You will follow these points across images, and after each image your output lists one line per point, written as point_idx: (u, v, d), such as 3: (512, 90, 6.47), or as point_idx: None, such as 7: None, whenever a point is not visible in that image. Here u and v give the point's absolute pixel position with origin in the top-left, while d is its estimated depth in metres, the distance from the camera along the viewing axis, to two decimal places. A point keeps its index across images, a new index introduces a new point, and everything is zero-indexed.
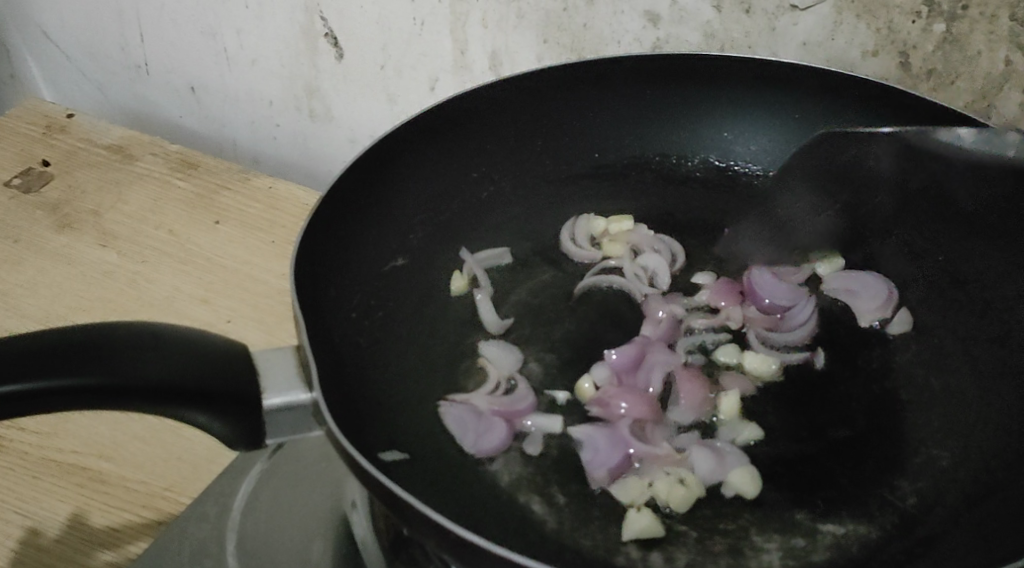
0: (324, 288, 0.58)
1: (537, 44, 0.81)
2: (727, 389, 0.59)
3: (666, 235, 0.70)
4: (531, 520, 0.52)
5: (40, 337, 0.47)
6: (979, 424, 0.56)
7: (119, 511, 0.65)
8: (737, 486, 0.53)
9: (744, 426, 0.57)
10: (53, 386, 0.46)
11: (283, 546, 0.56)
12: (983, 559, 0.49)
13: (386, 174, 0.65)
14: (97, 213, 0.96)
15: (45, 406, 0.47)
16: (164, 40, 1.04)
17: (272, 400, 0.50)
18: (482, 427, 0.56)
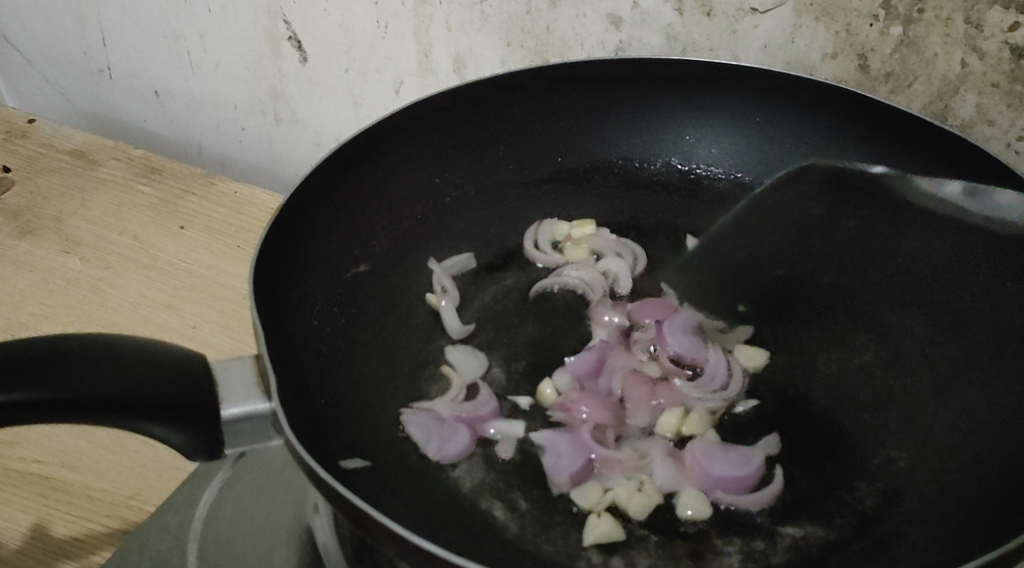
0: (284, 296, 0.58)
1: (500, 47, 0.81)
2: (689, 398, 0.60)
3: (629, 238, 0.70)
4: (493, 525, 0.52)
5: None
6: (937, 425, 0.56)
7: (83, 521, 0.64)
8: (693, 501, 0.53)
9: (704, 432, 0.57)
10: (6, 401, 0.46)
11: (246, 555, 0.56)
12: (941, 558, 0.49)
13: (347, 181, 0.65)
14: (60, 219, 0.95)
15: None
16: (127, 44, 1.03)
17: (230, 410, 0.49)
18: (444, 434, 0.56)
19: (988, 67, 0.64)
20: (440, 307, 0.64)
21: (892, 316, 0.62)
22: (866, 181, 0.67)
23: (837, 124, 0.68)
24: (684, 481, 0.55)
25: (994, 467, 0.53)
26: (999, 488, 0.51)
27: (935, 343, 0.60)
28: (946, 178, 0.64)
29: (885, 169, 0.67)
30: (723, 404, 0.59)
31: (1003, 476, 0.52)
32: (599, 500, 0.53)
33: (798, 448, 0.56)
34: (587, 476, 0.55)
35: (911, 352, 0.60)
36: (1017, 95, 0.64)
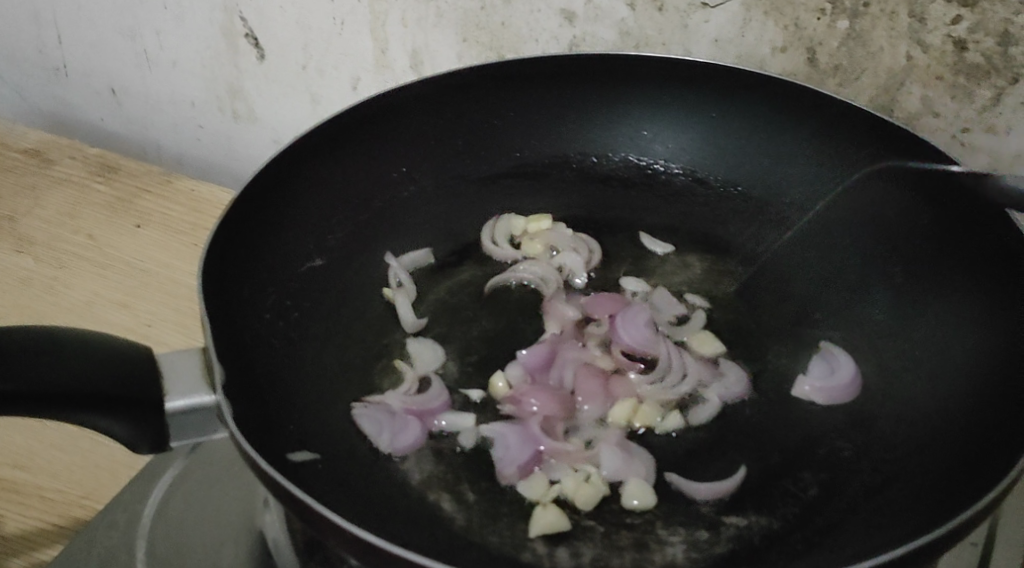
0: (234, 289, 0.58)
1: (456, 43, 0.82)
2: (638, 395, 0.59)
3: (585, 234, 0.69)
4: (440, 517, 0.52)
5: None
6: (882, 418, 0.56)
7: (34, 521, 0.64)
8: (637, 495, 0.53)
9: (660, 419, 0.58)
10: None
11: (193, 552, 0.55)
12: (881, 543, 0.49)
13: (302, 177, 0.65)
14: (13, 218, 0.94)
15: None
16: (82, 41, 1.02)
17: (175, 402, 0.49)
18: (395, 427, 0.56)
19: (933, 60, 0.65)
20: (396, 301, 0.64)
21: (843, 308, 0.63)
22: (818, 173, 0.68)
23: (787, 119, 0.69)
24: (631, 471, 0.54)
25: (935, 454, 0.52)
26: (942, 470, 0.51)
27: (883, 338, 0.60)
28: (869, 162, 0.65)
29: (837, 161, 0.67)
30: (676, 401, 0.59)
31: (946, 459, 0.52)
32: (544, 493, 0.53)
33: (746, 443, 0.56)
34: (533, 470, 0.54)
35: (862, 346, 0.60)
36: (961, 87, 0.65)
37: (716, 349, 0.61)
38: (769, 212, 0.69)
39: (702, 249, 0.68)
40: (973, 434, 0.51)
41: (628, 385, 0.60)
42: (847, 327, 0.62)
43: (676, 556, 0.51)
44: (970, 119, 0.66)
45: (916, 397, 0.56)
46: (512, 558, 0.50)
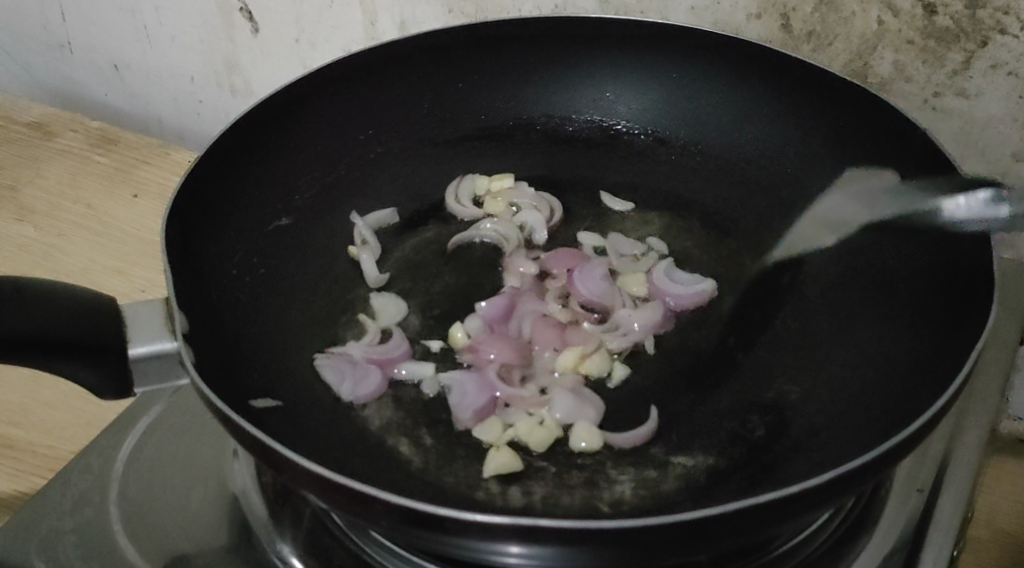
0: (201, 244, 0.59)
1: (442, 14, 0.83)
2: (593, 343, 0.61)
3: (547, 192, 0.72)
4: (397, 459, 0.53)
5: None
6: (829, 359, 0.57)
7: (25, 475, 0.66)
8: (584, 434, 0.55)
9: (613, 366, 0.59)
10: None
11: (163, 495, 0.57)
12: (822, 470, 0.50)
13: (271, 138, 0.67)
14: (14, 187, 0.96)
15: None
16: (84, 18, 1.04)
17: (136, 349, 0.49)
18: (357, 375, 0.58)
19: (903, 24, 0.66)
20: (360, 258, 0.66)
21: (800, 261, 0.64)
22: (774, 132, 0.71)
23: (742, 80, 0.71)
24: (582, 412, 0.56)
25: (878, 393, 0.54)
26: (883, 405, 0.53)
27: (833, 287, 0.61)
28: (795, 102, 0.69)
29: (794, 120, 0.70)
30: (630, 348, 0.61)
31: (887, 396, 0.53)
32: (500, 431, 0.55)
33: (697, 387, 0.57)
34: (488, 413, 0.56)
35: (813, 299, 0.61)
36: (931, 51, 0.66)
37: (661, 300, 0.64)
38: (729, 169, 0.72)
39: (664, 209, 0.71)
40: (914, 364, 0.53)
41: (585, 334, 0.62)
42: (795, 277, 0.63)
43: (623, 494, 0.52)
44: (942, 83, 0.67)
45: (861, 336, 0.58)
46: (465, 497, 0.52)
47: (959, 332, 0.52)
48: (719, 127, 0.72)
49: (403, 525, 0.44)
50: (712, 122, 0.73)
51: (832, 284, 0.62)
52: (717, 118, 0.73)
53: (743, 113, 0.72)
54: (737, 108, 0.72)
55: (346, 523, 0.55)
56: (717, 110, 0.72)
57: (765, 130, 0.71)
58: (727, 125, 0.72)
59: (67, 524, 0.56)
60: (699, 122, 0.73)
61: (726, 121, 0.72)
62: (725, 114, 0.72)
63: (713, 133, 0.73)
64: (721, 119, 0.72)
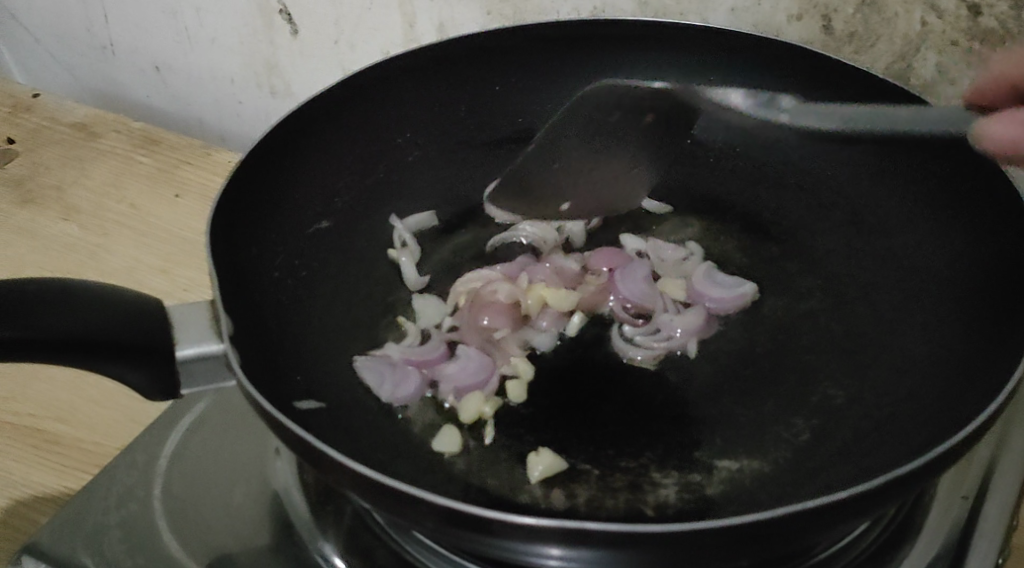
0: (244, 246, 0.59)
1: (481, 16, 0.84)
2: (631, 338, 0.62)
3: None
4: (441, 460, 0.54)
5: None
6: (873, 363, 0.58)
7: (72, 470, 0.67)
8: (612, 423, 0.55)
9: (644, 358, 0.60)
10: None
11: (208, 492, 0.58)
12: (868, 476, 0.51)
13: (310, 141, 0.67)
14: (61, 188, 0.98)
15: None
16: (128, 21, 1.06)
17: (184, 351, 0.50)
18: (395, 376, 0.58)
19: (948, 25, 0.65)
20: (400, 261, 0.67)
21: (841, 264, 0.65)
22: (817, 134, 0.70)
23: (781, 82, 0.71)
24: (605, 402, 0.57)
25: (922, 397, 0.54)
26: (928, 413, 0.53)
27: (877, 290, 0.62)
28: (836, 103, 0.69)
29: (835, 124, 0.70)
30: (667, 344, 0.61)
31: (931, 404, 0.53)
32: (533, 427, 0.56)
33: (739, 391, 0.57)
34: (473, 391, 0.58)
35: (857, 298, 0.62)
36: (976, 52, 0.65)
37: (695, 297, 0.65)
38: (767, 171, 0.71)
39: (704, 210, 0.71)
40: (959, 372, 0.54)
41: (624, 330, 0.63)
42: (836, 279, 0.64)
43: (669, 499, 0.52)
44: None
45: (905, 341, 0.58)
46: (508, 499, 0.52)
47: (1006, 344, 0.52)
48: (759, 130, 0.72)
49: (448, 525, 0.44)
50: (752, 125, 0.72)
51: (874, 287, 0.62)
52: None
53: (783, 115, 0.71)
54: (777, 110, 0.71)
55: (388, 522, 0.56)
56: None
57: (805, 135, 0.70)
58: (768, 128, 0.72)
59: (112, 519, 0.56)
60: (738, 123, 0.72)
61: None
62: None
63: (754, 136, 0.72)
64: (761, 122, 0.72)
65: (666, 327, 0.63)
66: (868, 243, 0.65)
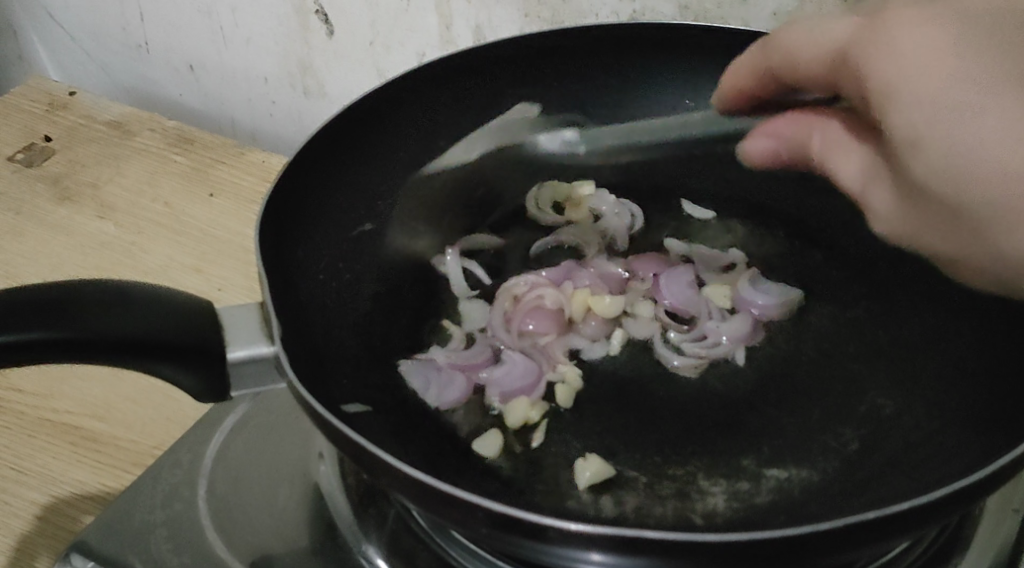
0: (290, 249, 0.60)
1: (518, 18, 0.83)
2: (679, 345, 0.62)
3: (627, 200, 0.72)
4: (488, 466, 0.54)
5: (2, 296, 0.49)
6: (922, 373, 0.58)
7: (111, 468, 0.67)
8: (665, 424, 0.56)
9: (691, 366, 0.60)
10: (13, 340, 0.47)
11: (252, 493, 0.59)
12: (919, 488, 0.51)
13: (354, 144, 0.68)
14: (96, 185, 0.98)
15: (11, 361, 0.48)
16: (164, 19, 1.06)
17: (236, 352, 0.50)
18: (443, 381, 0.58)
19: None
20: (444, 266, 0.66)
21: (887, 273, 0.65)
22: None
23: None
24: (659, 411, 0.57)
25: (977, 410, 0.54)
26: (980, 428, 0.53)
27: (925, 299, 0.62)
28: None
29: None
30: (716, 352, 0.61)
31: (983, 418, 0.53)
32: (581, 432, 0.56)
33: (786, 398, 0.58)
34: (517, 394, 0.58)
35: (904, 306, 0.62)
36: None
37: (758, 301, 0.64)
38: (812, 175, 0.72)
39: (745, 214, 0.71)
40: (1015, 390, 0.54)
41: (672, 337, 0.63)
42: (887, 287, 0.64)
43: (717, 506, 0.52)
44: None
45: (956, 352, 0.58)
46: (558, 506, 0.52)
47: None
48: None
49: (499, 531, 0.44)
50: None
51: (921, 295, 0.62)
52: None
53: None
54: None
55: (431, 525, 0.55)
56: None
57: None
58: None
59: (159, 517, 0.57)
60: None
61: None
62: None
63: None
64: None
65: (711, 334, 0.63)
66: (914, 250, 0.65)
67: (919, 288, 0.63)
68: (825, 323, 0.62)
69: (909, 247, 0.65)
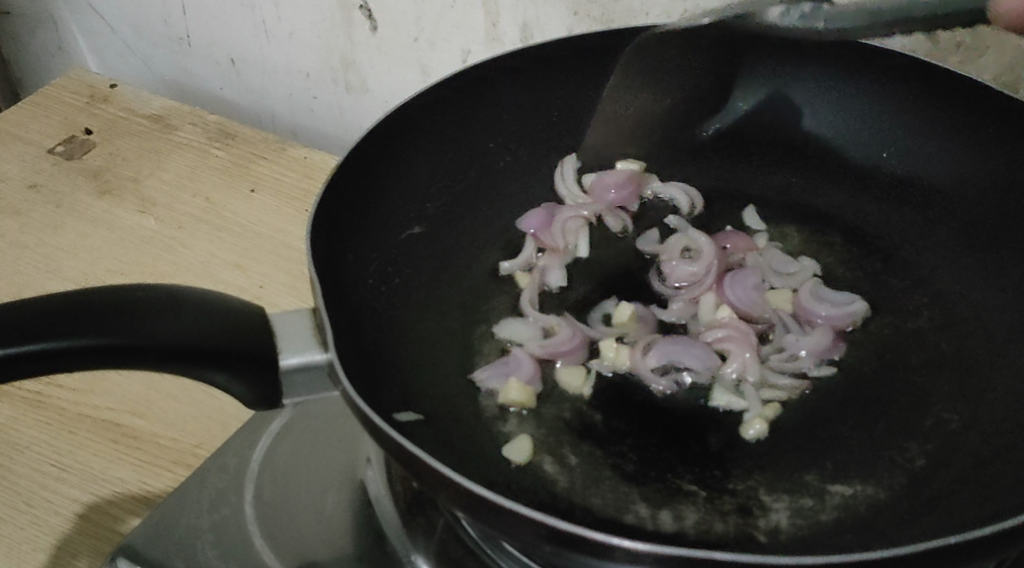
0: (341, 254, 0.59)
1: (567, 16, 0.81)
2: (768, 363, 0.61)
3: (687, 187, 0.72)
4: (542, 479, 0.53)
5: (55, 300, 0.48)
6: (991, 388, 0.56)
7: (151, 466, 0.66)
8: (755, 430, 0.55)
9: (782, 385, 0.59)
10: (63, 346, 0.47)
11: (298, 498, 0.58)
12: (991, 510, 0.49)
13: (401, 146, 0.66)
14: (137, 180, 0.98)
15: (61, 367, 0.47)
16: (206, 13, 1.05)
17: (289, 359, 0.50)
18: (510, 368, 0.59)
19: None
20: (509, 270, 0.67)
21: (950, 283, 0.63)
22: (917, 147, 0.68)
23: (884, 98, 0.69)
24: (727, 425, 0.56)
25: None
26: None
27: (990, 309, 0.60)
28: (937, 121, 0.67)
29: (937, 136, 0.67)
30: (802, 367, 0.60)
31: None
32: (638, 433, 0.55)
33: (849, 411, 0.56)
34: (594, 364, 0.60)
35: (966, 319, 0.60)
36: None
37: (841, 311, 0.62)
38: (868, 182, 0.70)
39: (800, 222, 0.69)
40: None
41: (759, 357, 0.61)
42: (950, 299, 0.62)
43: (780, 522, 0.51)
44: None
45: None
46: (615, 520, 0.51)
47: None
48: (851, 140, 0.71)
49: (560, 547, 0.43)
50: (850, 136, 0.71)
51: (986, 307, 0.60)
52: (855, 130, 0.71)
53: (883, 131, 0.70)
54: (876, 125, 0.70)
55: (481, 535, 0.54)
56: (853, 124, 0.71)
57: (903, 148, 0.69)
58: (864, 142, 0.70)
59: (205, 522, 0.56)
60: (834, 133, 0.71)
61: (867, 136, 0.70)
62: (861, 131, 0.70)
63: (848, 144, 0.71)
64: (857, 133, 0.71)
65: (791, 347, 0.61)
66: (977, 261, 0.63)
67: (984, 299, 0.61)
68: (887, 334, 0.60)
69: (972, 257, 0.63)
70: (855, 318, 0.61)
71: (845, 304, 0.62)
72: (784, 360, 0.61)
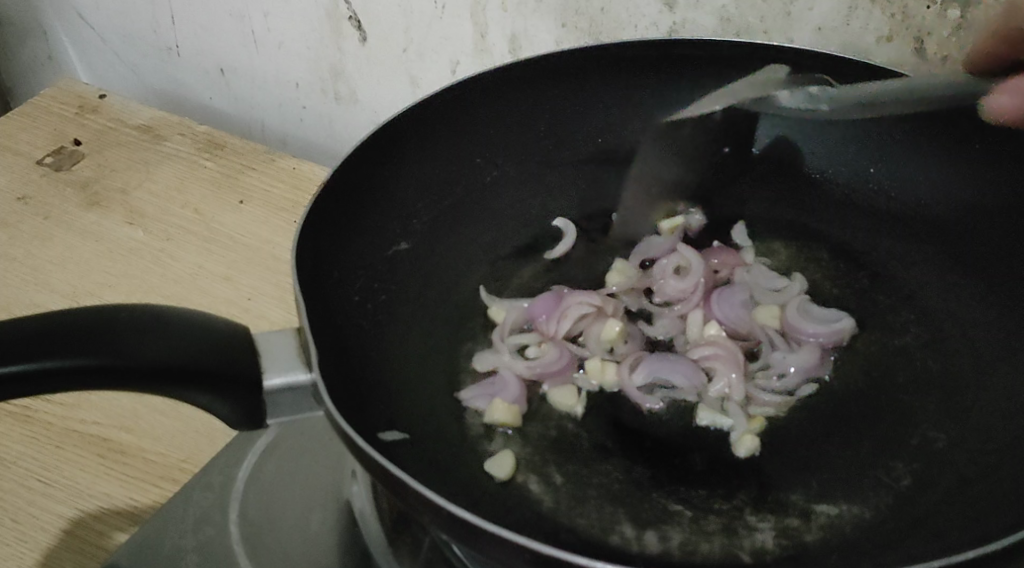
0: (325, 271, 0.58)
1: (556, 28, 0.81)
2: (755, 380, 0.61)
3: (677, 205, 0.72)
4: (528, 498, 0.53)
5: (37, 321, 0.48)
6: (977, 407, 0.56)
7: (137, 481, 0.66)
8: (745, 445, 0.56)
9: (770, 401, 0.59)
10: (45, 368, 0.46)
11: (284, 516, 0.58)
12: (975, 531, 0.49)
13: (386, 163, 0.66)
14: (125, 191, 0.97)
15: (43, 389, 0.47)
16: (194, 23, 1.05)
17: (273, 380, 0.50)
18: (496, 388, 0.59)
19: None
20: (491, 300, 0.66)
21: (937, 301, 0.63)
22: (907, 164, 0.68)
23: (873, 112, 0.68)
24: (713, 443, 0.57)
25: None
26: None
27: (977, 326, 0.60)
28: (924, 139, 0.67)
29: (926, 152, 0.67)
30: (790, 385, 0.60)
31: None
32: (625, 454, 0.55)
33: (835, 431, 0.56)
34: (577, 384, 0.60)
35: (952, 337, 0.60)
36: None
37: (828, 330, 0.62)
38: (856, 199, 0.69)
39: (790, 239, 0.69)
40: None
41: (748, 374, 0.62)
42: (936, 316, 0.62)
43: (765, 543, 0.51)
44: None
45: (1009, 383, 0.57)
46: (600, 541, 0.51)
47: None
48: (844, 154, 0.70)
49: None
50: (843, 149, 0.70)
51: (972, 325, 0.61)
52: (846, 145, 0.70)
53: (871, 147, 0.69)
54: (865, 141, 0.69)
55: (467, 555, 0.54)
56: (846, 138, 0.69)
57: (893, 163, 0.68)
58: (855, 158, 0.70)
59: (191, 542, 0.56)
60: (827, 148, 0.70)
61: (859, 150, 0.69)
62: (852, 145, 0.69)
63: (840, 158, 0.70)
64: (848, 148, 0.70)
65: (779, 364, 0.62)
66: (964, 280, 0.63)
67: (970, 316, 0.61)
68: (873, 352, 0.61)
69: (959, 275, 0.63)
70: (844, 337, 0.61)
71: (831, 317, 0.62)
72: (772, 376, 0.61)
